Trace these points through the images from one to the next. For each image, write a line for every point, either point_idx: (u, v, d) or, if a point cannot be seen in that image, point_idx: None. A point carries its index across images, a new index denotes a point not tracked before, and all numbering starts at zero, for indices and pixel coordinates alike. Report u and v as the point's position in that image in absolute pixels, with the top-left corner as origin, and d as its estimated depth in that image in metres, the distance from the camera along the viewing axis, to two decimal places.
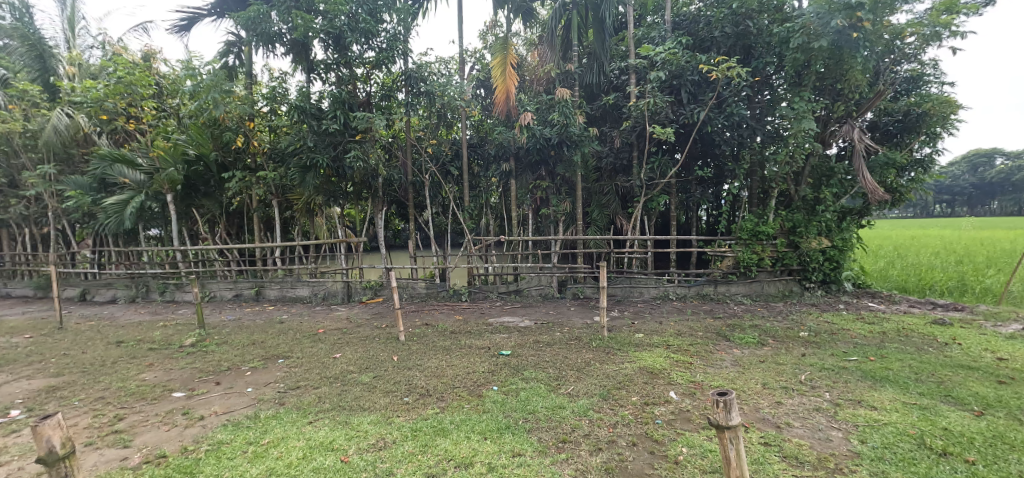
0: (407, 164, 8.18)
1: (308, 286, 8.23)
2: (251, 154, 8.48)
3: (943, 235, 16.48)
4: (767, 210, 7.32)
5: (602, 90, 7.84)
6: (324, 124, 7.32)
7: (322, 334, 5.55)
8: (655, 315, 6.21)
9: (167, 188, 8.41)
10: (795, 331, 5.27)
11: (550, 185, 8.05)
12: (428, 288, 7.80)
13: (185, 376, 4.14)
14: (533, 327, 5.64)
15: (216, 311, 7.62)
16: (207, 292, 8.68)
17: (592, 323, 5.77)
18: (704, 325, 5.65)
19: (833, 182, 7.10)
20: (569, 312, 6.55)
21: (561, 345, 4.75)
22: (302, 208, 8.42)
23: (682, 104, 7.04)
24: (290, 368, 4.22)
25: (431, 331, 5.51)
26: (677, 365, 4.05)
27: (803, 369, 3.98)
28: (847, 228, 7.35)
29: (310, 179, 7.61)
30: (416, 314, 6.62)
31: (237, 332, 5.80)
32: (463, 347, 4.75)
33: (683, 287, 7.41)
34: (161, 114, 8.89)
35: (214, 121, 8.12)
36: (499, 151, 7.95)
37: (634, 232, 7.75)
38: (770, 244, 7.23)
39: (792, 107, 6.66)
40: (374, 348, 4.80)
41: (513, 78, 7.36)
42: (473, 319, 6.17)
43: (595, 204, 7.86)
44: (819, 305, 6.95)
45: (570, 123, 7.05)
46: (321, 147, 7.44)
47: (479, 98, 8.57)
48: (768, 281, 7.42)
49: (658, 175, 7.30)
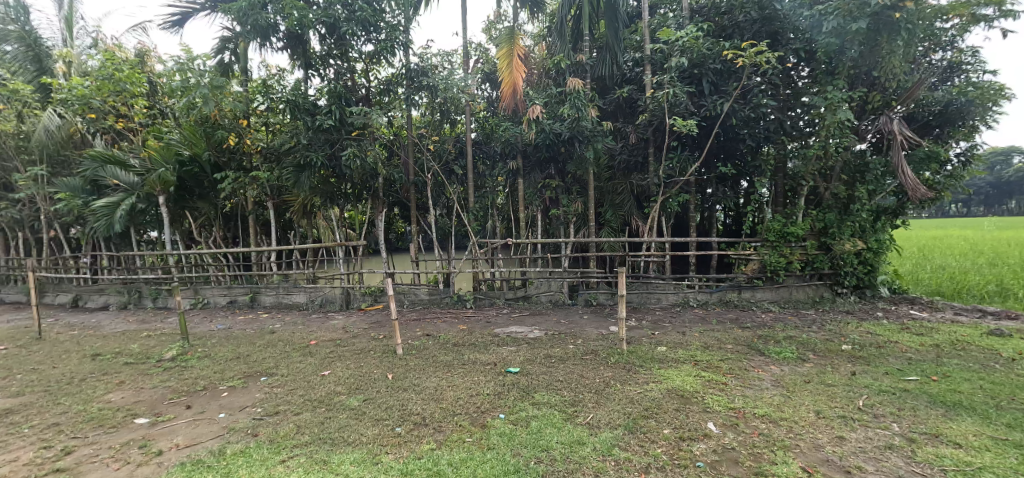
0: (409, 163, 7.76)
1: (305, 292, 7.80)
2: (245, 153, 8.07)
3: (965, 235, 15.75)
4: (796, 210, 6.78)
5: (615, 82, 7.34)
6: (319, 120, 6.87)
7: (313, 347, 5.10)
8: (677, 325, 5.69)
9: (158, 191, 8.04)
10: (836, 344, 4.74)
11: (560, 184, 7.53)
12: (431, 295, 7.34)
13: (155, 398, 3.70)
14: (544, 339, 5.14)
15: (207, 320, 7.20)
16: (200, 298, 8.26)
17: (608, 334, 5.27)
18: (733, 336, 5.12)
19: (868, 178, 6.50)
20: (582, 321, 6.03)
21: (575, 360, 4.26)
22: (299, 210, 7.99)
23: (703, 96, 6.52)
24: (271, 388, 3.78)
25: (432, 343, 5.04)
26: (711, 387, 3.54)
27: (858, 391, 3.46)
28: (882, 229, 6.78)
29: (305, 179, 7.18)
30: (417, 323, 6.16)
31: (223, 343, 5.37)
32: (467, 363, 4.27)
33: (705, 293, 6.87)
34: (153, 112, 8.52)
35: (208, 120, 7.74)
36: (506, 148, 7.48)
37: (650, 234, 7.23)
38: (799, 247, 6.69)
39: (825, 97, 6.09)
40: (368, 364, 4.33)
41: (521, 70, 6.92)
42: (478, 329, 5.69)
43: (609, 204, 7.32)
44: (854, 312, 6.39)
45: (582, 116, 6.55)
46: (317, 145, 7.00)
47: (484, 93, 8.10)
48: (797, 286, 6.87)
49: (678, 172, 6.76)
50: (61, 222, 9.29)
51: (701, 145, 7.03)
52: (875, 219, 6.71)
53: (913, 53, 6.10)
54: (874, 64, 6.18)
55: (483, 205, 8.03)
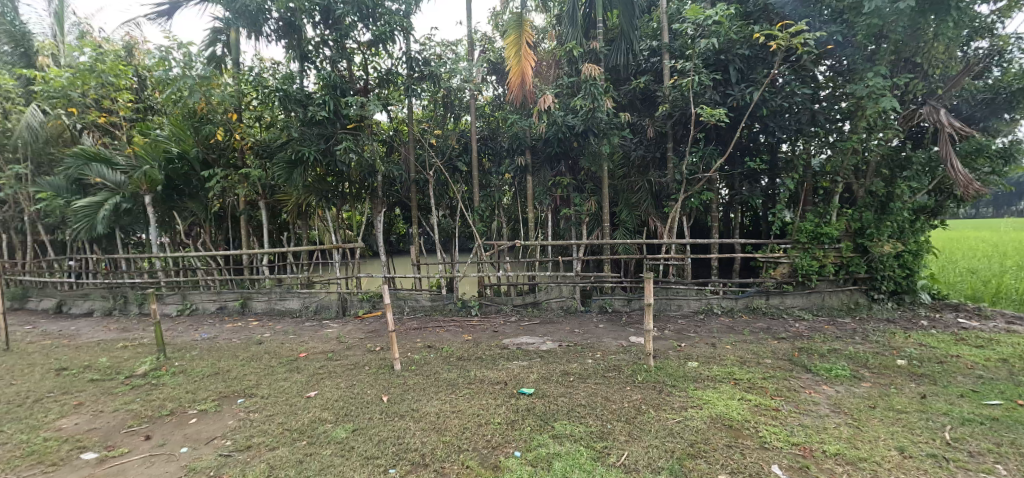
0: (410, 159, 7.26)
1: (299, 297, 7.30)
2: (236, 150, 7.56)
3: (986, 236, 15.10)
4: (830, 209, 6.22)
5: (631, 73, 6.82)
6: (310, 111, 6.33)
7: (302, 361, 4.60)
8: (704, 336, 5.16)
9: (144, 190, 7.57)
10: (890, 359, 4.20)
11: (571, 182, 7.00)
12: (433, 301, 6.81)
13: (111, 427, 3.22)
14: (559, 352, 4.62)
15: (192, 328, 6.70)
16: (188, 304, 7.77)
17: (630, 346, 4.76)
18: (770, 350, 4.58)
19: (909, 174, 6.00)
20: (599, 330, 5.51)
21: (597, 379, 3.74)
22: (293, 211, 7.49)
23: (729, 85, 5.99)
24: (246, 414, 3.28)
25: (434, 357, 4.53)
26: (761, 414, 3.01)
27: (939, 420, 2.93)
28: (923, 229, 6.23)
29: (297, 176, 6.65)
30: (418, 333, 5.65)
31: (203, 356, 4.88)
32: (473, 382, 3.75)
33: (730, 299, 6.31)
34: (140, 107, 8.04)
35: (197, 115, 7.26)
36: (514, 144, 6.97)
37: (670, 235, 6.69)
38: (833, 249, 6.16)
39: (866, 84, 5.54)
40: (361, 383, 3.81)
41: (529, 58, 6.40)
42: (484, 340, 5.18)
43: (624, 203, 6.81)
44: (896, 320, 5.84)
45: (597, 107, 6.01)
46: (312, 139, 6.47)
47: (489, 86, 7.57)
48: (830, 292, 6.32)
49: (701, 168, 6.22)
50: (45, 224, 8.81)
51: (727, 139, 6.47)
52: (916, 218, 6.16)
53: (961, 37, 5.55)
54: (917, 48, 5.63)
55: (489, 204, 7.51)
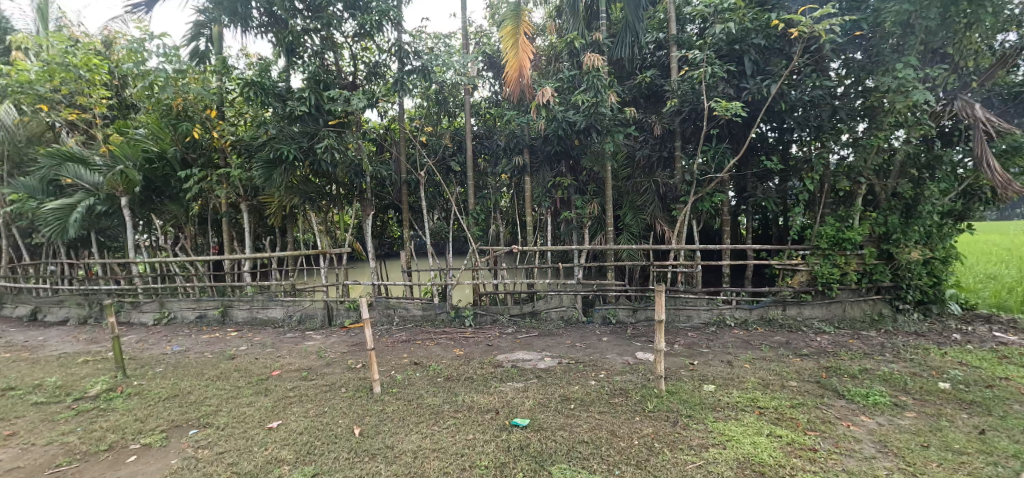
0: (400, 159, 6.82)
1: (281, 306, 6.83)
2: (216, 149, 7.12)
3: (1003, 239, 14.53)
4: (853, 212, 5.74)
5: (636, 67, 6.37)
6: (289, 106, 5.87)
7: (274, 381, 4.15)
8: (718, 352, 4.69)
9: (120, 192, 7.14)
10: (930, 382, 3.74)
11: (572, 183, 6.54)
12: (425, 311, 6.35)
13: (35, 467, 2.80)
14: (558, 371, 4.16)
15: (166, 339, 6.25)
16: (166, 312, 7.32)
17: (637, 365, 4.30)
18: (793, 370, 4.11)
19: (940, 175, 5.57)
20: (602, 345, 5.04)
21: (601, 406, 3.29)
22: (276, 213, 7.04)
23: (743, 78, 5.53)
24: (194, 451, 2.85)
25: (419, 377, 4.09)
26: (796, 457, 2.59)
27: (1008, 467, 2.48)
28: (952, 235, 5.76)
29: (277, 176, 6.18)
30: (405, 347, 5.20)
31: (167, 374, 4.43)
32: (461, 411, 3.29)
33: (744, 309, 5.84)
34: (115, 103, 7.58)
35: (173, 112, 6.81)
36: (510, 142, 6.53)
37: (678, 240, 6.22)
38: (855, 256, 5.70)
39: (894, 77, 5.07)
40: (334, 410, 3.36)
41: (527, 51, 5.95)
42: (477, 356, 4.72)
43: (629, 206, 6.33)
44: (925, 334, 5.37)
45: (600, 101, 5.55)
46: (290, 136, 5.98)
47: (485, 81, 7.11)
48: (851, 302, 5.85)
49: (713, 168, 5.76)
50: (18, 227, 8.36)
51: (742, 138, 6.00)
52: (945, 222, 5.69)
53: (996, 25, 5.09)
54: (948, 38, 5.17)
55: (484, 207, 7.05)
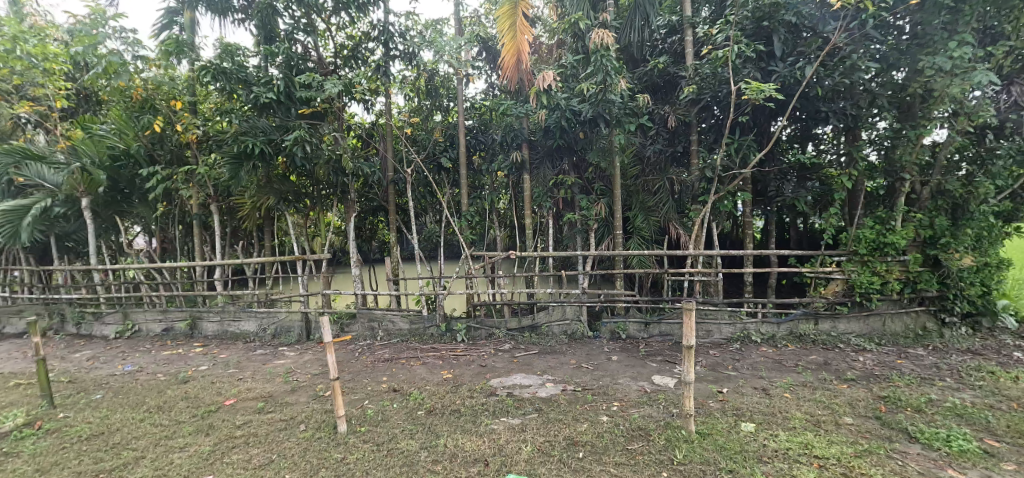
0: (386, 155, 6.17)
1: (254, 318, 6.17)
2: (183, 144, 6.45)
3: None
4: (894, 213, 5.07)
5: (647, 52, 5.72)
6: (256, 93, 5.19)
7: (226, 414, 3.51)
8: (748, 376, 4.02)
9: (81, 192, 6.51)
10: (1016, 419, 3.07)
11: (577, 182, 5.87)
12: (412, 324, 5.67)
13: None
14: (562, 401, 3.50)
15: (122, 355, 5.59)
16: (130, 325, 6.68)
17: (654, 393, 3.63)
18: (843, 401, 3.43)
19: (996, 170, 4.84)
20: (612, 366, 4.37)
21: (616, 457, 2.64)
22: (249, 216, 6.38)
23: (770, 61, 4.87)
24: None
25: (396, 409, 3.42)
26: None
27: None
28: (1006, 238, 5.08)
29: (245, 174, 5.51)
30: (386, 368, 4.54)
31: (104, 404, 3.79)
32: (442, 463, 2.64)
33: (771, 323, 5.15)
34: (77, 95, 6.90)
35: (136, 104, 6.14)
36: (508, 136, 5.89)
37: (695, 245, 5.55)
38: (897, 263, 5.03)
39: (947, 57, 4.42)
40: (284, 461, 2.72)
41: (527, 33, 5.27)
42: (467, 381, 4.06)
43: (639, 207, 5.68)
44: (980, 353, 4.69)
45: (609, 88, 4.91)
46: (260, 128, 5.33)
47: (480, 70, 6.47)
48: (891, 315, 5.18)
49: (735, 164, 5.10)
50: None
51: (766, 130, 5.34)
52: (997, 224, 4.99)
53: None
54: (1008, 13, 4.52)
55: (479, 209, 6.39)
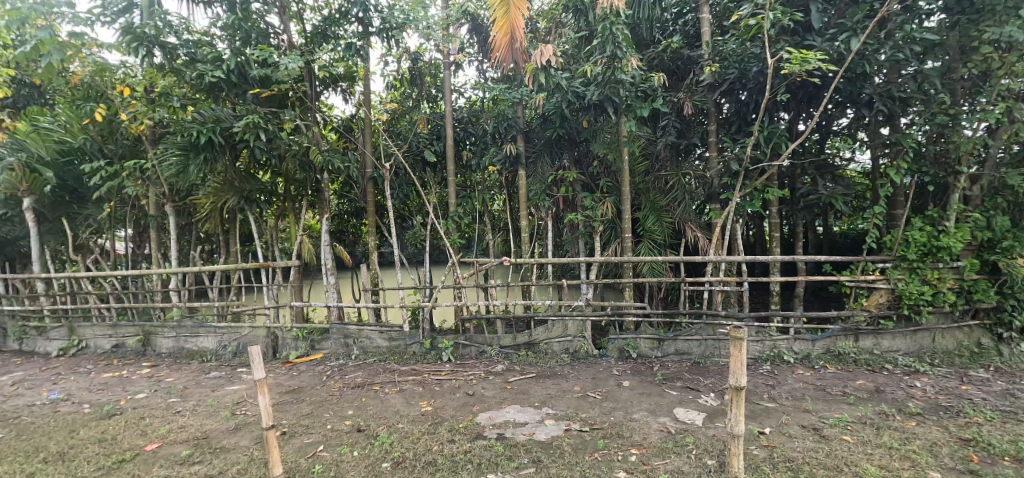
0: (364, 148, 5.45)
1: (213, 334, 5.42)
2: (133, 138, 5.68)
3: None
4: (947, 213, 4.39)
5: (659, 31, 5.05)
6: (206, 73, 4.43)
7: (140, 466, 2.78)
8: (790, 410, 3.30)
9: (23, 191, 5.73)
10: None
11: (578, 178, 5.18)
12: (391, 342, 4.94)
13: None
14: (565, 448, 2.79)
15: (54, 378, 4.83)
16: (75, 341, 5.91)
17: (681, 436, 2.91)
18: (920, 448, 2.73)
19: None
20: (624, 395, 3.65)
21: None
22: (209, 219, 5.64)
23: (805, 35, 4.20)
24: None
25: (354, 461, 2.70)
26: None
27: None
28: None
29: (196, 169, 4.77)
30: (354, 398, 3.81)
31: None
32: None
33: (806, 341, 4.45)
34: (16, 81, 6.11)
35: (78, 90, 5.34)
36: (499, 127, 5.18)
37: (715, 249, 4.84)
38: (950, 269, 4.34)
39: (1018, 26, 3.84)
40: None
41: (522, 6, 4.47)
42: (449, 416, 3.33)
43: (650, 207, 4.98)
44: None
45: (618, 67, 4.22)
46: (214, 115, 4.59)
47: (470, 56, 5.81)
48: (941, 330, 4.47)
49: (764, 156, 4.42)
50: None
51: (796, 118, 4.66)
52: None
53: None
54: None
55: (469, 209, 5.67)
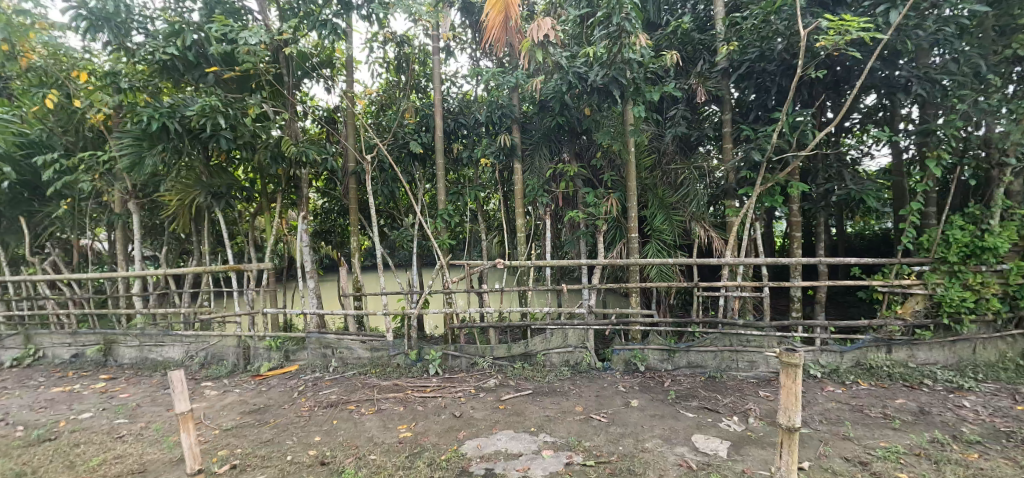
0: (345, 140, 4.98)
1: (179, 343, 4.94)
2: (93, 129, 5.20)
3: None
4: (990, 210, 3.92)
5: (668, 12, 4.60)
6: (159, 53, 4.04)
7: None
8: (828, 437, 2.84)
9: None
10: None
11: (579, 172, 4.72)
12: (373, 353, 4.47)
13: None
14: None
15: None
16: (31, 350, 5.42)
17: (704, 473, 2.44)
18: None
19: None
20: (633, 417, 3.19)
21: None
22: (180, 220, 5.09)
23: (835, 10, 3.84)
24: None
25: None
26: None
27: None
28: None
29: (153, 160, 4.31)
30: (325, 420, 3.33)
31: None
32: None
33: (833, 353, 3.99)
34: None
35: (31, 75, 4.84)
36: (493, 116, 4.72)
37: (731, 251, 4.37)
38: (995, 273, 3.87)
39: None
40: None
41: None
42: (431, 445, 2.86)
43: (659, 204, 4.51)
44: None
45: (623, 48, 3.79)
46: (172, 101, 4.13)
47: (462, 42, 5.36)
48: (983, 341, 4.01)
49: (787, 147, 3.96)
50: None
51: (821, 105, 4.24)
52: None
53: None
54: None
55: (461, 207, 5.20)
